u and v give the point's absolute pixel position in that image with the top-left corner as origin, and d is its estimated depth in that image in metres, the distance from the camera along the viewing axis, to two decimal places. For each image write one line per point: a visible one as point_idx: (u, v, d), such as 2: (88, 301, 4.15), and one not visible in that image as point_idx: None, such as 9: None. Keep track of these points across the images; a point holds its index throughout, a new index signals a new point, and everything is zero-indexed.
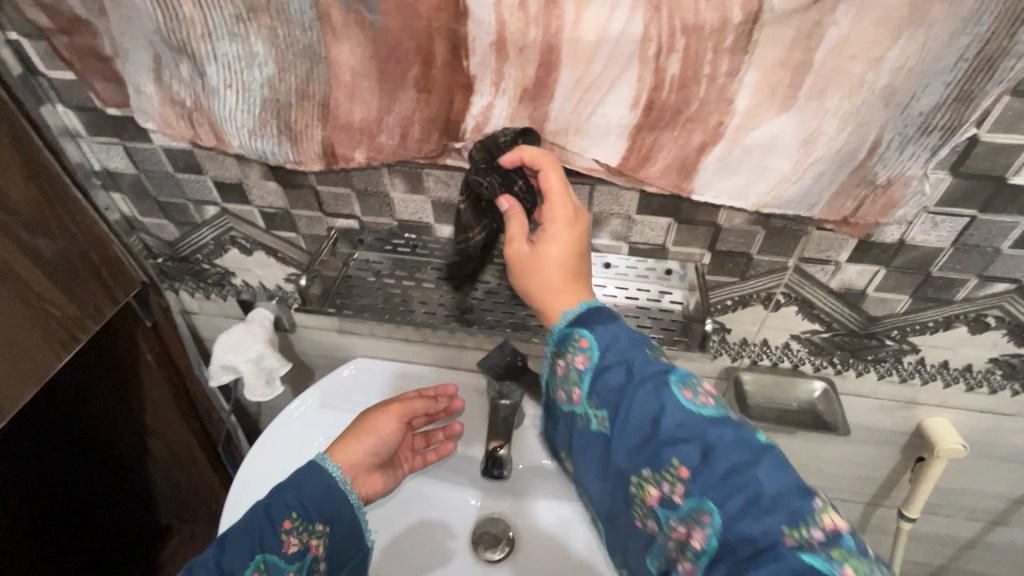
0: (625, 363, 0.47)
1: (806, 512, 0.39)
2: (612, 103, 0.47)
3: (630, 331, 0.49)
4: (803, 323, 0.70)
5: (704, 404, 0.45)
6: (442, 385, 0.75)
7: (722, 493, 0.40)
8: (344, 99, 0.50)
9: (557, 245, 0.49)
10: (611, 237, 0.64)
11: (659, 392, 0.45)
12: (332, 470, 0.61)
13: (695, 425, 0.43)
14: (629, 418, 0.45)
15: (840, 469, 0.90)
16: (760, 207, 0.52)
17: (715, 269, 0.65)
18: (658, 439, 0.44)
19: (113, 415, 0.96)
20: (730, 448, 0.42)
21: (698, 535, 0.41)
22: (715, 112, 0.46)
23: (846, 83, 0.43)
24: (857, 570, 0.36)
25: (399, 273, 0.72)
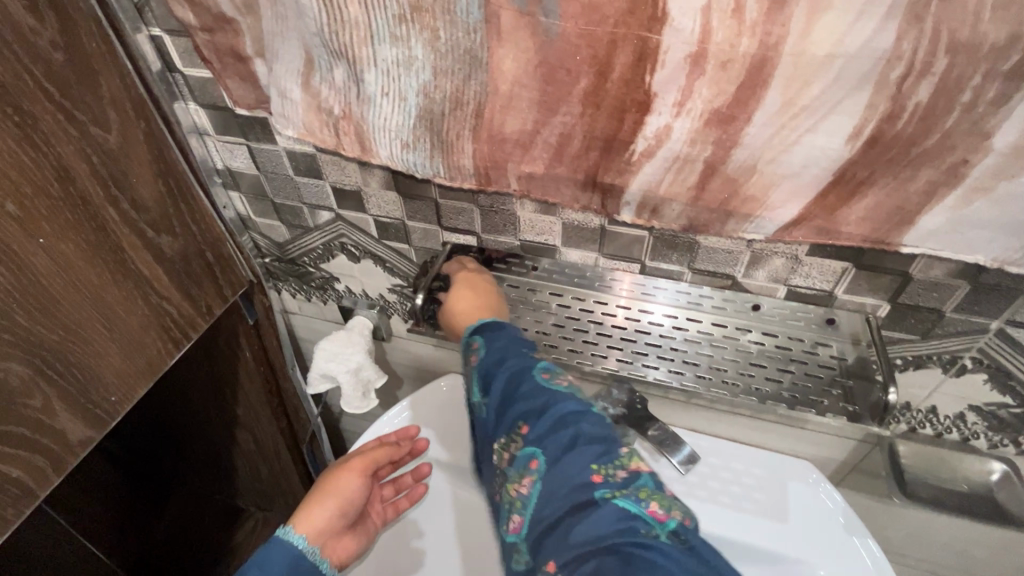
0: (500, 352, 0.51)
1: (615, 458, 0.42)
2: (825, 132, 0.39)
3: (515, 335, 0.54)
4: (990, 394, 0.58)
5: (559, 383, 0.48)
6: (404, 427, 0.73)
7: (550, 442, 0.43)
8: (498, 110, 0.45)
9: (462, 290, 0.61)
10: (767, 277, 0.56)
11: (520, 371, 0.49)
12: (298, 542, 0.62)
13: (542, 396, 0.46)
14: (493, 393, 0.49)
15: (994, 558, 0.77)
16: (1002, 263, 0.42)
17: (892, 324, 0.56)
18: (512, 406, 0.47)
19: (207, 405, 0.97)
20: (568, 410, 0.45)
21: (527, 484, 0.43)
22: (966, 149, 0.37)
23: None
24: (660, 504, 0.40)
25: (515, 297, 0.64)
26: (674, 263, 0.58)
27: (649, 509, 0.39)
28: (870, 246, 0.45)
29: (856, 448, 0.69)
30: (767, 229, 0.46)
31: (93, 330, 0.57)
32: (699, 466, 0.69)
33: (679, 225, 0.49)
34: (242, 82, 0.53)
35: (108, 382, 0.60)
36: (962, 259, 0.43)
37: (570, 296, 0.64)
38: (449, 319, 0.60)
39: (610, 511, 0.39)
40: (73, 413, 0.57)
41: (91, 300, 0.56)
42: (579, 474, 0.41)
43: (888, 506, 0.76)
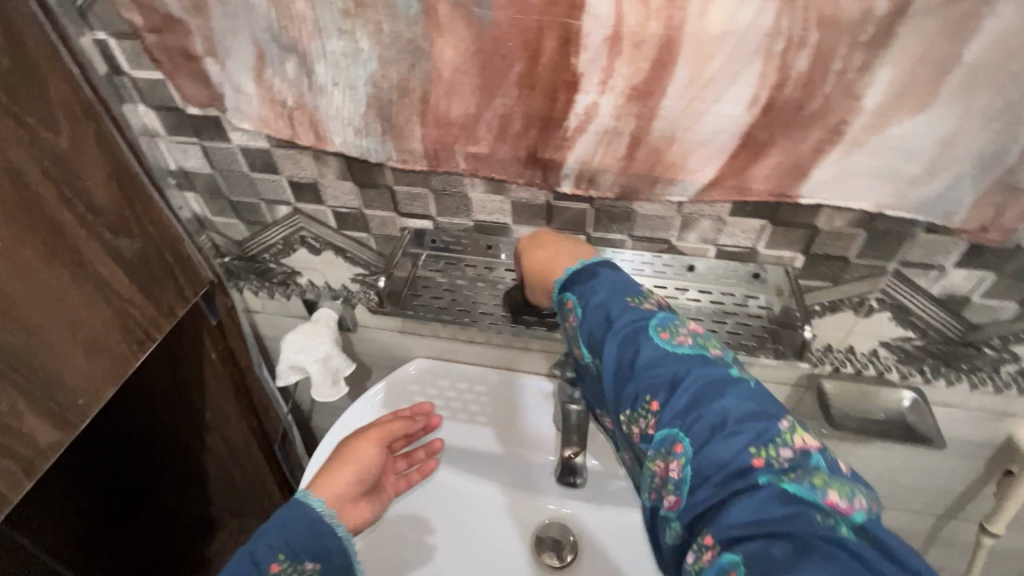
0: (604, 310, 0.48)
1: (774, 436, 0.40)
2: (727, 101, 0.45)
3: (613, 282, 0.50)
4: (894, 329, 0.67)
5: (682, 344, 0.45)
6: (419, 403, 0.78)
7: (695, 422, 0.41)
8: (442, 96, 0.49)
9: (536, 250, 0.58)
10: (698, 239, 0.62)
11: (634, 335, 0.46)
12: (315, 504, 0.62)
13: (668, 365, 0.44)
14: (609, 359, 0.47)
15: (918, 480, 0.87)
16: (881, 208, 0.48)
17: (807, 272, 0.63)
18: (634, 379, 0.45)
19: (174, 411, 0.97)
20: (703, 384, 0.43)
21: (676, 466, 0.42)
22: (844, 109, 0.43)
23: (991, 78, 0.39)
24: (838, 492, 0.37)
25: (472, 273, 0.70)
26: (616, 232, 0.63)
27: (827, 498, 0.37)
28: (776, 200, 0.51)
29: (789, 392, 0.77)
30: (690, 191, 0.52)
31: (56, 331, 0.58)
32: None
33: (614, 193, 0.54)
34: (193, 81, 0.55)
35: (74, 385, 0.61)
36: (847, 207, 0.49)
37: None
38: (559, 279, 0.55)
39: (773, 494, 0.37)
40: (40, 417, 0.58)
41: (53, 301, 0.57)
42: (733, 456, 0.39)
43: (824, 445, 0.85)
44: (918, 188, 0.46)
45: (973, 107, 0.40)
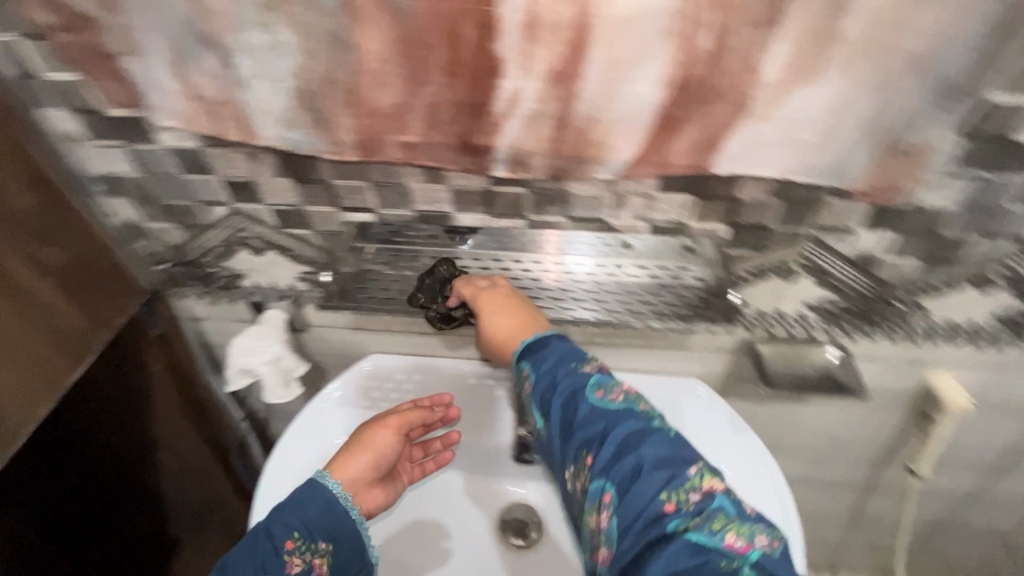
0: (550, 374, 0.56)
1: (683, 483, 0.46)
2: (641, 81, 0.47)
3: (562, 350, 0.58)
4: (817, 292, 0.71)
5: (613, 400, 0.53)
6: (439, 394, 0.76)
7: (618, 474, 0.48)
8: (370, 86, 0.49)
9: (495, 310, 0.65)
10: (631, 216, 0.65)
11: (575, 396, 0.53)
12: (332, 486, 0.65)
13: (599, 420, 0.51)
14: (554, 420, 0.54)
15: (852, 431, 0.94)
16: (787, 174, 0.52)
17: (734, 243, 0.67)
18: (574, 435, 0.52)
19: (123, 439, 0.88)
20: (628, 436, 0.50)
21: (604, 517, 0.48)
22: (746, 84, 0.46)
23: (869, 50, 0.43)
24: (733, 533, 0.43)
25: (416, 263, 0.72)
26: (553, 214, 0.66)
27: (724, 541, 0.43)
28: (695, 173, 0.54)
29: (727, 357, 0.82)
30: (615, 168, 0.54)
31: None
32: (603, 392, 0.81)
33: (546, 174, 0.56)
34: (111, 80, 0.53)
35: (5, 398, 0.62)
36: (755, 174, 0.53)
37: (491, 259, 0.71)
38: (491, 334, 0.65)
39: (682, 542, 0.43)
40: None
41: None
42: (649, 503, 0.46)
43: (765, 406, 0.90)
44: (816, 154, 0.50)
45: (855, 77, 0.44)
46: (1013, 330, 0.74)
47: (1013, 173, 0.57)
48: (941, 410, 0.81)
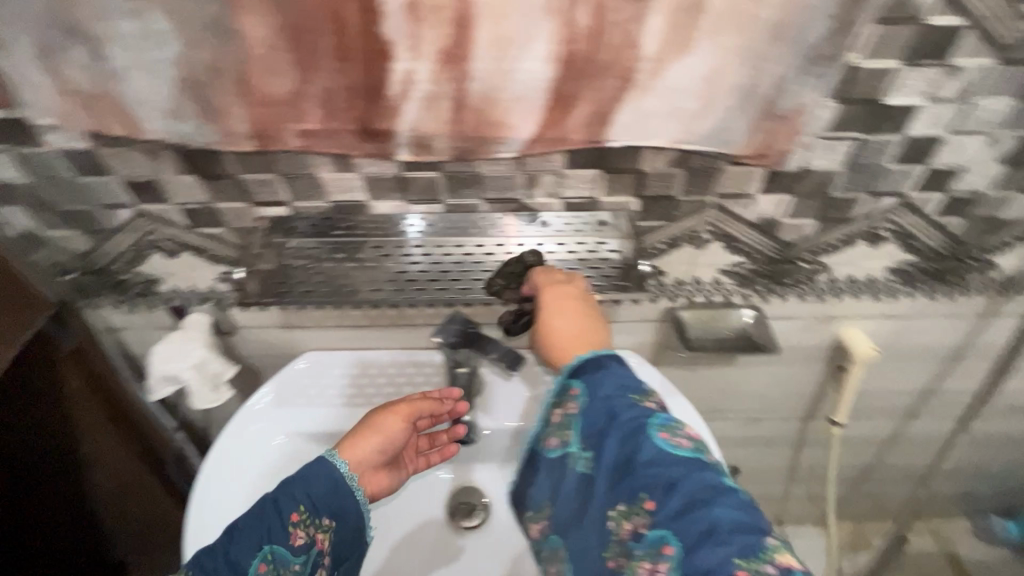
0: (607, 406, 0.56)
1: (759, 551, 0.44)
2: (529, 59, 0.49)
3: (619, 379, 0.58)
4: (728, 256, 0.75)
5: (679, 446, 0.52)
6: (448, 387, 0.76)
7: (681, 526, 0.47)
8: (260, 74, 0.49)
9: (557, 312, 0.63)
10: (544, 194, 0.67)
11: (634, 433, 0.53)
12: (342, 466, 0.66)
13: (665, 467, 0.50)
14: (608, 455, 0.54)
15: (778, 388, 1.00)
16: (676, 143, 0.54)
17: (644, 214, 0.69)
18: (630, 474, 0.52)
19: (47, 473, 0.85)
20: (695, 489, 0.49)
21: (662, 567, 0.47)
22: (628, 58, 0.49)
23: (736, 19, 0.46)
24: None
25: (340, 254, 0.70)
26: (468, 196, 0.67)
27: None
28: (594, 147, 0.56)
29: (653, 326, 0.85)
30: (517, 147, 0.56)
31: None
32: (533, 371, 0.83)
33: (450, 155, 0.56)
34: None
35: None
36: (647, 144, 0.55)
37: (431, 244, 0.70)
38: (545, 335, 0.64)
39: None
40: None
41: None
42: (719, 566, 0.44)
43: (696, 372, 0.95)
44: (701, 122, 0.52)
45: (724, 45, 0.47)
46: (907, 281, 0.80)
47: (888, 134, 0.61)
48: (851, 358, 0.87)
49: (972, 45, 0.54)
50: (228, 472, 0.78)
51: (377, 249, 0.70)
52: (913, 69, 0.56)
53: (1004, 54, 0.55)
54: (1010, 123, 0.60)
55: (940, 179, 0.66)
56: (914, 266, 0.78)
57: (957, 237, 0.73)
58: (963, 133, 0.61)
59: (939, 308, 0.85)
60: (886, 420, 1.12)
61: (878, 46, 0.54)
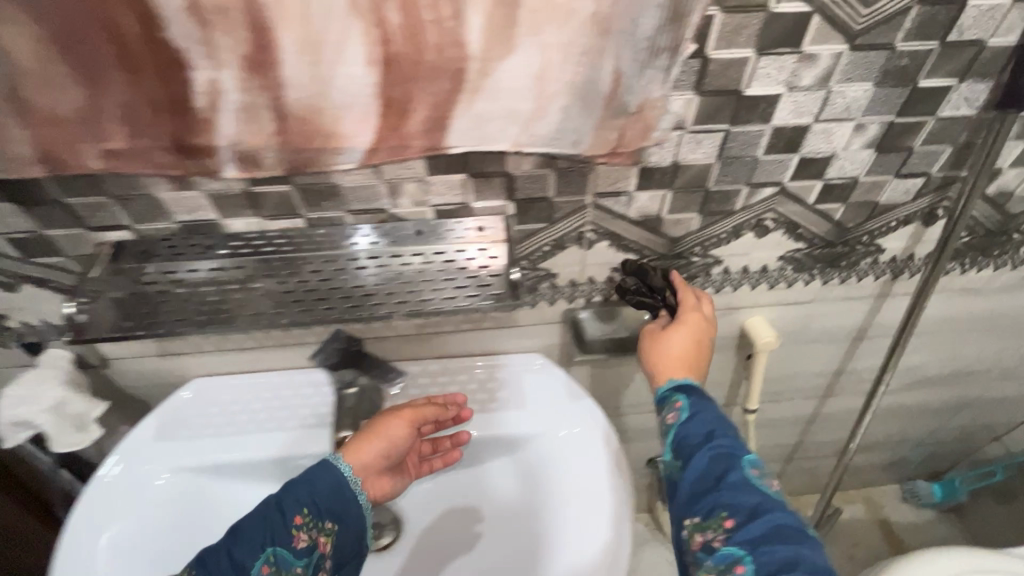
0: (707, 427, 0.60)
1: None
2: (346, 63, 0.45)
3: (719, 413, 0.62)
4: (619, 255, 0.73)
5: (766, 488, 0.56)
6: (453, 393, 0.75)
7: (758, 550, 0.51)
8: (39, 90, 0.43)
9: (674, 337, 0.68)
10: (411, 202, 0.63)
11: (727, 457, 0.57)
12: (343, 470, 0.63)
13: (752, 497, 0.54)
14: (692, 470, 0.57)
15: None
16: (520, 146, 0.50)
17: (522, 217, 0.66)
18: (716, 491, 0.55)
19: None
20: (780, 525, 0.52)
21: None
22: (455, 58, 0.45)
23: (560, 12, 0.42)
24: None
25: (218, 278, 0.65)
26: (331, 209, 0.62)
27: None
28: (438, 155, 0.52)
29: (556, 328, 0.83)
30: (356, 157, 0.51)
31: None
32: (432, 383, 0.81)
33: (284, 170, 0.52)
34: None
35: None
36: (489, 150, 0.50)
37: (299, 261, 0.65)
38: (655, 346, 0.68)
39: None
40: None
41: None
42: None
43: (609, 371, 0.93)
44: (540, 124, 0.48)
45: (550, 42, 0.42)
46: (802, 268, 0.79)
47: (756, 125, 0.59)
48: (754, 347, 0.87)
49: (822, 32, 0.52)
50: (105, 532, 0.72)
51: (240, 268, 0.65)
52: (768, 58, 0.54)
53: (855, 40, 0.53)
54: (872, 109, 0.59)
55: (815, 167, 0.65)
56: (806, 253, 0.77)
57: (841, 223, 0.73)
58: (830, 120, 0.60)
59: (837, 293, 0.85)
60: (806, 399, 1.13)
61: (729, 35, 0.52)
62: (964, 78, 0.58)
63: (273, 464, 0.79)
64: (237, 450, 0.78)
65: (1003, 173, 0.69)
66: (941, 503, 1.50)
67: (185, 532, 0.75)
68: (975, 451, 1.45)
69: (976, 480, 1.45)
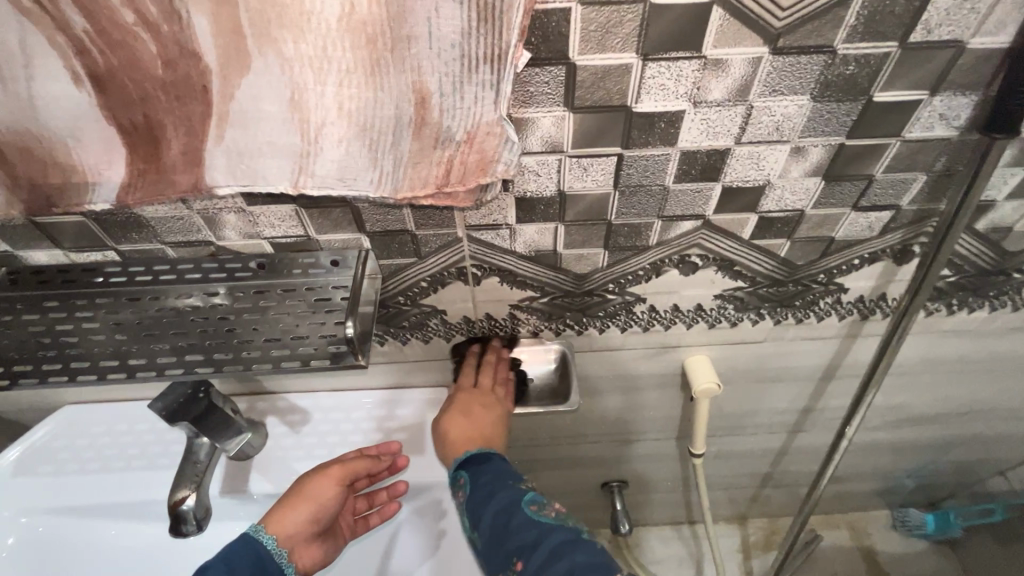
0: (488, 487, 0.55)
1: None
2: (46, 80, 0.34)
3: (502, 467, 0.57)
4: (515, 292, 0.61)
5: (547, 514, 0.51)
6: (386, 442, 0.68)
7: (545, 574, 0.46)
8: None
9: (468, 411, 0.63)
10: (240, 234, 0.53)
11: (507, 504, 0.52)
12: (267, 541, 0.58)
13: (531, 532, 0.49)
14: (485, 532, 0.52)
15: (635, 415, 0.87)
16: (301, 188, 0.40)
17: (383, 252, 0.55)
18: (505, 541, 0.50)
19: None
20: (558, 542, 0.48)
21: None
22: (190, 74, 0.34)
23: (298, 18, 0.31)
24: None
25: (31, 316, 0.56)
26: (142, 241, 0.53)
27: None
28: (209, 194, 0.42)
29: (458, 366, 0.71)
30: (107, 191, 0.41)
31: None
32: (317, 423, 0.72)
33: (26, 201, 0.42)
34: None
35: None
36: (267, 191, 0.41)
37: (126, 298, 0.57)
38: (451, 414, 0.64)
39: None
40: None
41: None
42: None
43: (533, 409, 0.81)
44: (316, 160, 0.39)
45: (284, 57, 0.33)
46: (746, 308, 0.66)
47: (657, 148, 0.46)
48: (693, 391, 0.74)
49: (730, 31, 0.38)
50: None
51: (59, 309, 0.57)
52: (658, 65, 0.40)
53: (779, 41, 0.39)
54: (812, 129, 0.45)
55: (745, 198, 0.51)
56: (749, 292, 0.63)
57: (789, 260, 0.59)
58: (756, 142, 0.46)
59: (794, 332, 0.71)
60: (773, 434, 1.00)
61: (598, 36, 0.38)
62: (937, 91, 0.43)
63: (131, 507, 0.70)
64: (94, 491, 0.70)
65: (996, 206, 0.55)
66: (933, 535, 1.34)
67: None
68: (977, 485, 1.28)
69: (973, 515, 1.29)
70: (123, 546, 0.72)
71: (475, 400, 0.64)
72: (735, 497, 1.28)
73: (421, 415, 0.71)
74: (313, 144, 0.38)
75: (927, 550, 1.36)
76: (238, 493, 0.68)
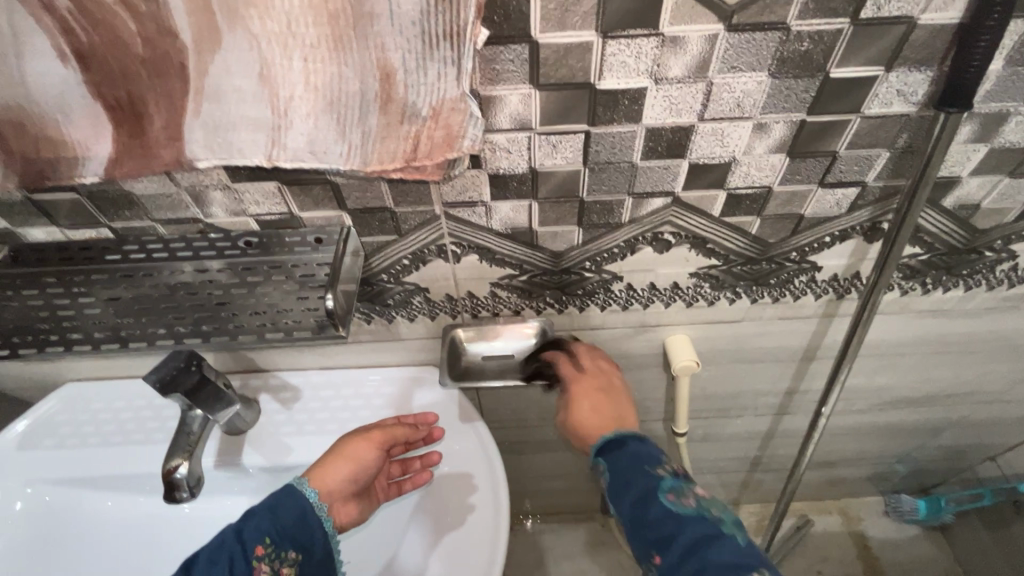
0: (624, 472, 0.55)
1: None
2: (35, 57, 0.37)
3: (638, 449, 0.56)
4: (494, 270, 0.63)
5: (685, 505, 0.51)
6: (424, 413, 0.70)
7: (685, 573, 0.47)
8: None
9: (586, 395, 0.64)
10: (226, 212, 0.55)
11: (643, 496, 0.52)
12: (309, 495, 0.58)
13: (669, 525, 0.50)
14: (623, 515, 0.54)
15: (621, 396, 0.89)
16: (276, 162, 0.43)
17: (365, 229, 0.57)
18: (642, 532, 0.51)
19: None
20: (696, 543, 0.48)
21: None
22: (167, 51, 0.37)
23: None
24: None
25: (30, 291, 0.59)
26: (134, 219, 0.56)
27: None
28: (190, 168, 0.44)
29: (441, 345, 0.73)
30: (92, 165, 0.44)
31: None
32: (306, 400, 0.74)
33: (18, 174, 0.45)
34: None
35: None
36: (245, 164, 0.44)
37: (120, 274, 0.59)
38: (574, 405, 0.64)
39: None
40: None
41: None
42: None
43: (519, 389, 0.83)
44: (289, 135, 0.41)
45: (254, 35, 0.36)
46: (722, 286, 0.67)
47: (623, 125, 0.48)
48: (673, 370, 0.75)
49: (685, 8, 0.40)
50: None
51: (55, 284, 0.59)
52: (618, 42, 0.42)
53: (732, 18, 0.41)
54: (773, 105, 0.47)
55: (712, 174, 0.53)
56: (723, 270, 0.65)
57: (760, 237, 0.60)
58: (719, 119, 0.48)
59: (771, 312, 0.72)
60: (760, 416, 1.01)
61: (559, 14, 0.40)
62: (893, 67, 0.45)
63: (128, 479, 0.73)
64: (94, 464, 0.73)
65: (961, 183, 0.56)
66: (924, 520, 1.35)
67: (43, 550, 0.70)
68: (968, 470, 1.28)
69: (964, 500, 1.29)
70: (121, 518, 0.75)
71: (590, 382, 0.65)
72: (725, 482, 1.30)
73: (408, 391, 0.73)
74: (285, 119, 0.40)
75: (918, 536, 1.37)
76: (231, 465, 0.71)
